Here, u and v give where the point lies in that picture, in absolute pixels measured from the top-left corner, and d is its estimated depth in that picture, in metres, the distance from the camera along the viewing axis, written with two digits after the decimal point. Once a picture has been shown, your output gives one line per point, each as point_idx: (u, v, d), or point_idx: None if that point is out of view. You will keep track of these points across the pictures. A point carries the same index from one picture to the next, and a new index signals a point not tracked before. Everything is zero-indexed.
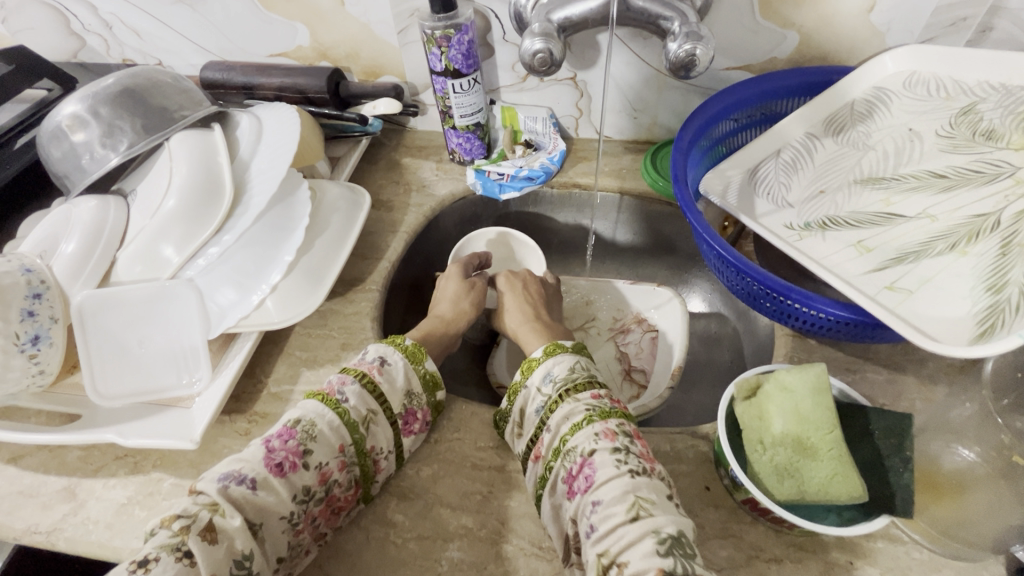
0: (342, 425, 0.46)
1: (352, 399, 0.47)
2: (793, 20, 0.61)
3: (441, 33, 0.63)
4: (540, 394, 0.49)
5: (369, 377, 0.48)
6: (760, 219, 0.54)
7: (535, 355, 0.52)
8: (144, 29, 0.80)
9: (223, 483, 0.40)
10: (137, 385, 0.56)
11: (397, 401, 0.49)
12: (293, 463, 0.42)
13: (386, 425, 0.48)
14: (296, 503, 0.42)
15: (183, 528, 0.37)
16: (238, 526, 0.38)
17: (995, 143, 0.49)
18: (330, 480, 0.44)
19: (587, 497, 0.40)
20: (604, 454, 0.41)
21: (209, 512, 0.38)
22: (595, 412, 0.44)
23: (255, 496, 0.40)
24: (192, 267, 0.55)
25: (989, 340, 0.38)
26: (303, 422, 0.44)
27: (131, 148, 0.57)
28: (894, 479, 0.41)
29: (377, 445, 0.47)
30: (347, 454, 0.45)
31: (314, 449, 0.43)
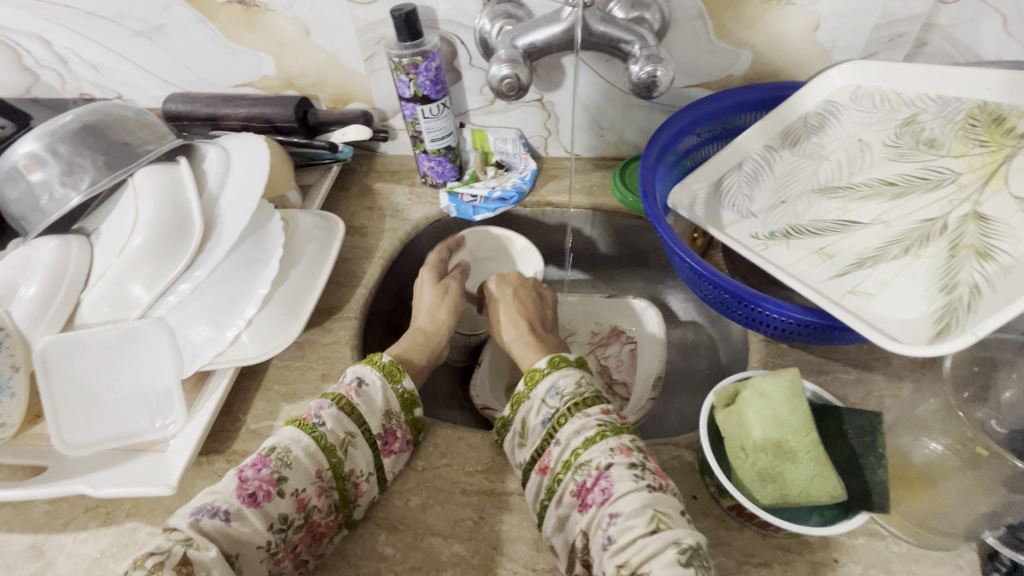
0: (318, 449, 0.46)
1: (328, 421, 0.47)
2: (746, 40, 0.64)
3: (408, 61, 0.64)
4: (545, 406, 0.49)
5: (346, 399, 0.49)
6: (727, 229, 0.56)
7: (540, 365, 0.52)
8: (102, 63, 0.78)
9: (194, 517, 0.40)
10: (108, 430, 0.54)
11: (375, 422, 0.49)
12: (267, 492, 0.43)
13: (365, 447, 0.48)
14: (273, 533, 0.42)
15: (158, 564, 0.36)
16: (214, 558, 0.38)
17: (937, 151, 0.52)
18: (307, 506, 0.44)
19: (605, 510, 0.41)
20: (621, 468, 0.42)
21: (183, 547, 0.38)
22: (609, 428, 0.45)
23: (227, 526, 0.40)
24: (162, 305, 0.54)
25: (945, 339, 0.40)
26: (277, 450, 0.45)
27: (93, 185, 0.56)
28: (871, 477, 0.42)
29: (356, 469, 0.47)
30: (324, 479, 0.45)
31: (288, 476, 0.44)
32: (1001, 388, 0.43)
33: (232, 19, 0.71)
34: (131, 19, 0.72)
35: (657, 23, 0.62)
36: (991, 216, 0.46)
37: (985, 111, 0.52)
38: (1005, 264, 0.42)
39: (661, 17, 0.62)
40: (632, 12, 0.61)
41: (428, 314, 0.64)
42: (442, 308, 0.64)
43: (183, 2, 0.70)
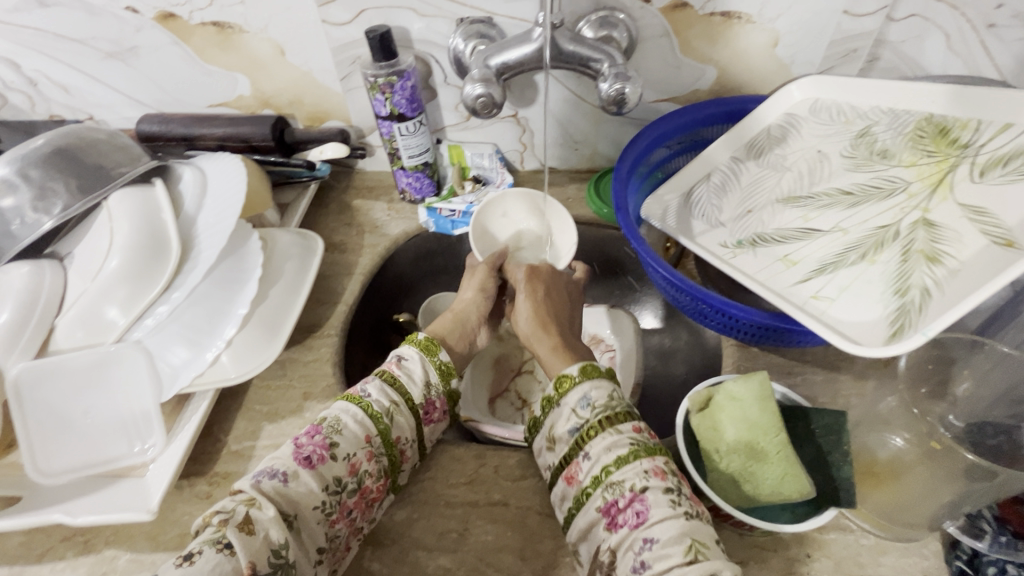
0: (366, 417, 0.47)
1: (374, 392, 0.49)
2: (709, 57, 0.67)
3: (384, 80, 0.65)
4: (574, 415, 0.47)
5: (388, 371, 0.51)
6: (698, 239, 0.58)
7: (571, 371, 0.50)
8: (73, 85, 0.78)
9: (256, 479, 0.42)
10: (84, 457, 0.53)
11: (417, 392, 0.51)
12: (321, 455, 0.44)
13: (409, 415, 0.50)
14: (328, 494, 0.44)
15: (222, 522, 0.38)
16: (272, 517, 0.40)
17: (889, 161, 0.55)
18: (359, 471, 0.45)
19: (639, 533, 0.39)
20: (657, 493, 0.41)
21: (244, 506, 0.40)
22: (642, 448, 0.43)
23: (287, 488, 0.42)
24: (139, 328, 0.54)
25: (900, 339, 0.43)
26: (328, 419, 0.47)
27: (66, 210, 0.55)
28: (837, 474, 0.45)
29: (401, 436, 0.49)
30: (374, 445, 0.47)
31: (340, 441, 0.45)
32: (957, 382, 0.46)
33: (206, 40, 0.71)
34: (102, 41, 0.72)
35: (625, 41, 0.64)
36: (939, 223, 0.48)
37: (932, 122, 0.54)
38: (952, 268, 0.45)
39: (628, 35, 0.64)
40: (601, 31, 0.64)
41: (458, 298, 0.65)
42: (470, 288, 0.65)
43: (155, 24, 0.70)
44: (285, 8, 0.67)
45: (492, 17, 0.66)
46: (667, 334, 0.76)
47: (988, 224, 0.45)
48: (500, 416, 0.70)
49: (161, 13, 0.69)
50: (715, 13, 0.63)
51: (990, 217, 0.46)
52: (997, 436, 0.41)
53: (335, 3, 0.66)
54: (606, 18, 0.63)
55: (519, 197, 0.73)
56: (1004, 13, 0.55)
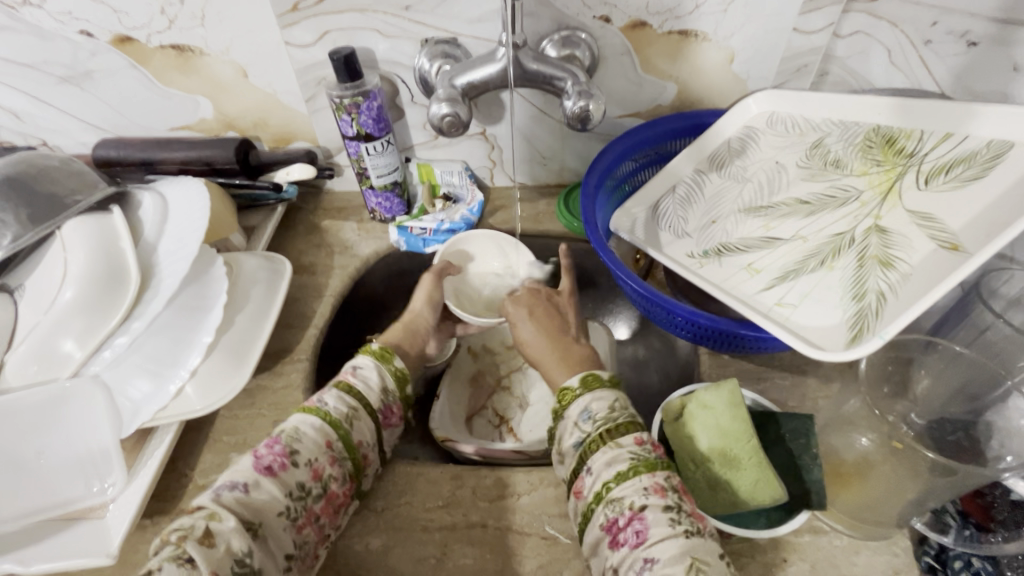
0: (325, 424, 0.47)
1: (331, 401, 0.48)
2: (670, 73, 0.69)
3: (349, 101, 0.65)
4: (578, 429, 0.46)
5: (344, 381, 0.51)
6: (665, 251, 0.60)
7: (573, 385, 0.50)
8: (22, 110, 0.75)
9: (215, 493, 0.40)
10: (34, 502, 0.50)
11: (374, 398, 0.51)
12: (282, 463, 0.43)
13: (367, 420, 0.50)
14: (292, 499, 0.43)
15: (181, 538, 0.36)
16: (234, 527, 0.38)
17: (842, 171, 0.57)
18: (323, 476, 0.45)
19: (639, 553, 0.39)
20: (657, 511, 0.40)
21: (205, 521, 0.38)
22: (642, 463, 0.42)
23: (248, 497, 0.41)
24: (97, 361, 0.52)
25: (859, 343, 0.44)
26: (286, 430, 0.46)
27: (16, 241, 0.52)
28: (807, 477, 0.47)
29: (363, 440, 0.49)
30: (336, 450, 0.46)
31: (300, 448, 0.44)
32: (915, 381, 0.48)
33: (165, 64, 0.70)
34: (54, 65, 0.70)
35: (587, 59, 0.66)
36: (890, 229, 0.50)
37: (880, 133, 0.56)
38: (904, 272, 0.47)
39: (591, 54, 0.66)
40: (564, 49, 0.65)
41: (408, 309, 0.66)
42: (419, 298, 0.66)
43: (111, 47, 0.68)
44: (246, 31, 0.66)
45: (457, 37, 0.66)
46: (641, 345, 0.77)
47: (935, 229, 0.48)
48: (477, 432, 0.69)
49: (117, 37, 0.67)
50: (674, 31, 0.65)
51: (936, 222, 0.48)
52: (957, 432, 0.45)
53: (297, 25, 0.65)
54: (569, 37, 0.65)
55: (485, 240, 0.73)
56: (939, 31, 0.55)
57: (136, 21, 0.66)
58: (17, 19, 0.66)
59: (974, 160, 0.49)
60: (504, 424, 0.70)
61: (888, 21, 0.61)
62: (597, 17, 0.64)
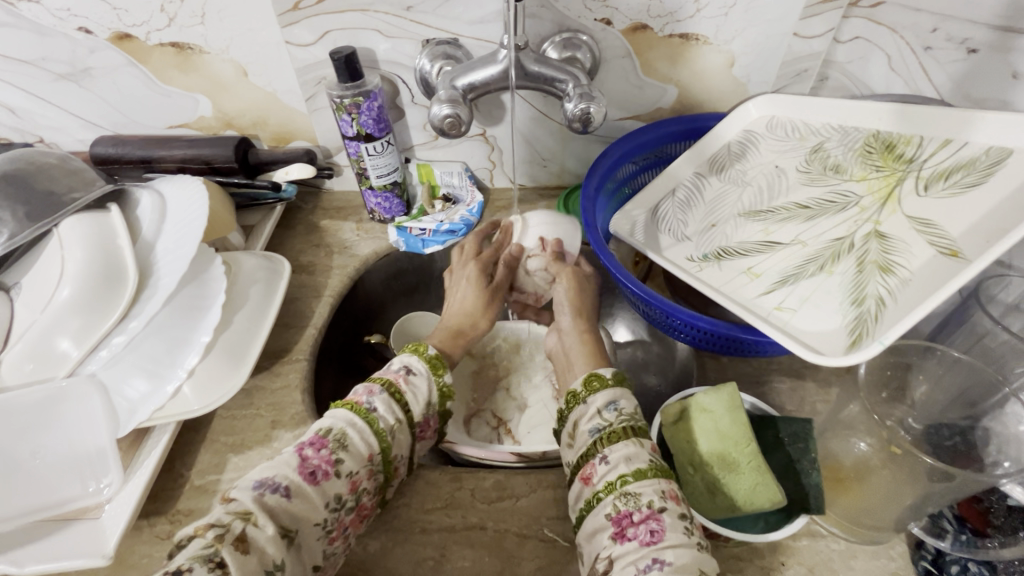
0: (370, 433, 0.46)
1: (380, 407, 0.47)
2: (670, 77, 0.69)
3: (350, 101, 0.64)
4: (598, 416, 0.47)
5: (395, 386, 0.49)
6: (665, 253, 0.60)
7: (608, 375, 0.50)
8: (20, 106, 0.74)
9: (258, 491, 0.40)
10: (30, 502, 0.50)
11: (418, 411, 0.50)
12: (326, 471, 0.43)
13: (407, 434, 0.49)
14: (329, 511, 0.42)
15: (218, 537, 0.37)
16: (271, 535, 0.39)
17: (842, 176, 0.57)
18: (358, 488, 0.44)
19: (651, 552, 0.38)
20: (673, 516, 0.40)
21: (242, 521, 0.38)
22: (661, 468, 0.43)
23: (289, 503, 0.41)
24: (94, 360, 0.51)
25: (858, 348, 0.44)
26: (335, 432, 0.45)
27: (12, 239, 0.52)
28: (806, 480, 0.46)
29: (400, 454, 0.48)
30: (375, 463, 0.46)
31: (345, 458, 0.44)
32: (913, 387, 0.48)
33: (164, 62, 0.69)
34: (52, 62, 0.69)
35: (588, 61, 0.66)
36: (890, 234, 0.50)
37: (880, 138, 0.57)
38: (903, 277, 0.47)
39: (592, 57, 0.66)
40: (565, 52, 0.65)
41: (449, 305, 0.66)
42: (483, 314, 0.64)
43: (110, 45, 0.68)
44: (247, 30, 0.66)
45: (458, 38, 0.66)
46: (639, 348, 0.77)
47: (935, 235, 0.48)
48: (475, 434, 0.68)
49: (116, 34, 0.67)
50: (674, 34, 0.65)
51: (936, 228, 0.48)
52: (954, 437, 0.45)
53: (297, 24, 0.65)
54: (570, 39, 0.65)
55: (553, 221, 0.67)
56: (939, 37, 0.55)
57: (136, 19, 0.65)
58: (15, 15, 0.65)
59: (974, 167, 0.49)
60: (503, 425, 0.69)
61: (888, 27, 0.61)
62: (598, 19, 0.64)
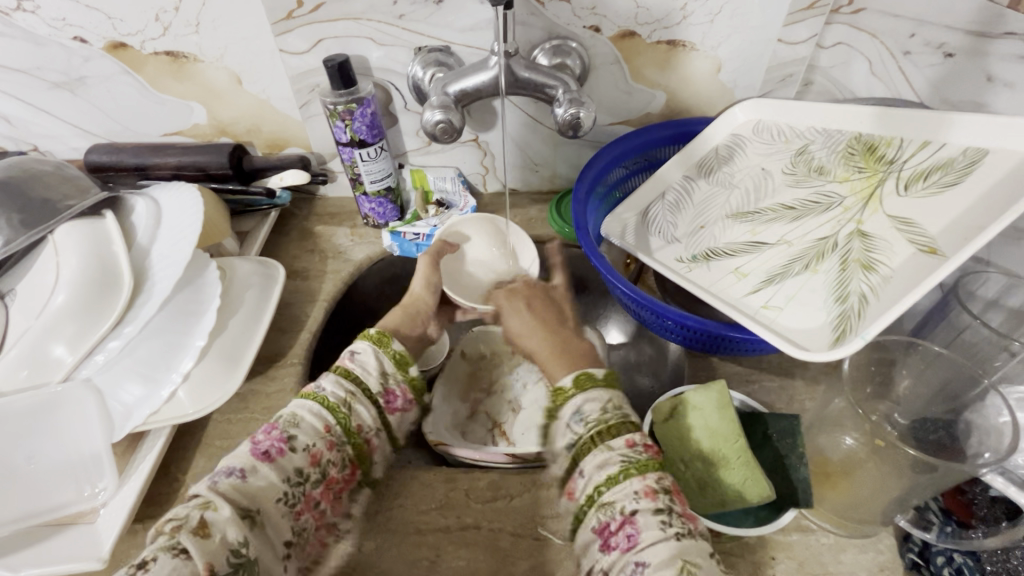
0: (322, 409, 0.47)
1: (328, 386, 0.49)
2: (658, 83, 0.70)
3: (343, 108, 0.65)
4: (570, 430, 0.47)
5: (340, 366, 0.51)
6: (655, 254, 0.61)
7: (565, 384, 0.50)
8: (15, 116, 0.75)
9: (212, 479, 0.41)
10: (25, 507, 0.50)
11: (374, 382, 0.51)
12: (280, 448, 0.44)
13: (366, 404, 0.50)
14: (289, 485, 0.43)
15: (176, 529, 0.37)
16: (229, 517, 0.39)
17: (825, 177, 0.58)
18: (321, 461, 0.45)
19: (631, 557, 0.39)
20: (647, 515, 0.40)
21: (199, 510, 0.38)
22: (632, 465, 0.42)
23: (244, 483, 0.41)
24: (88, 365, 0.51)
25: (842, 344, 0.46)
26: (284, 416, 0.47)
27: (7, 246, 0.52)
28: (794, 475, 0.47)
29: (363, 424, 0.49)
30: (334, 435, 0.47)
31: (297, 433, 0.45)
32: (897, 382, 0.50)
33: (159, 70, 0.70)
34: (47, 71, 0.70)
35: (578, 68, 0.67)
36: (872, 233, 0.52)
37: (862, 140, 0.58)
38: (886, 275, 0.48)
39: (582, 63, 0.67)
40: (555, 58, 0.66)
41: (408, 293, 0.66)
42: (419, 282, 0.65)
43: (104, 54, 0.68)
44: (242, 38, 0.67)
45: (449, 46, 0.68)
46: (631, 349, 0.77)
47: (915, 234, 0.49)
48: (471, 437, 0.68)
49: (110, 43, 0.67)
50: (662, 41, 0.66)
51: (915, 227, 0.49)
52: (938, 431, 0.46)
53: (292, 32, 0.66)
54: (560, 47, 0.66)
55: (473, 221, 0.73)
56: (917, 42, 0.57)
57: (131, 28, 0.66)
58: (10, 25, 0.66)
59: (950, 168, 0.50)
60: (497, 428, 0.70)
61: (869, 32, 0.62)
62: (587, 27, 0.65)
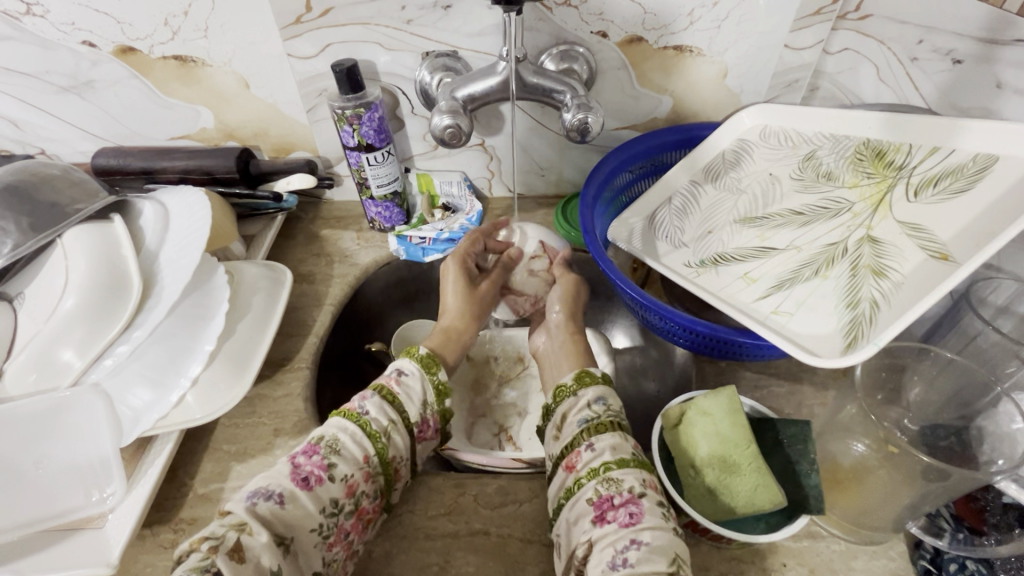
0: (363, 436, 0.47)
1: (371, 410, 0.48)
2: (665, 87, 0.70)
3: (352, 112, 0.65)
4: (587, 409, 0.49)
5: (387, 388, 0.50)
6: (663, 259, 0.61)
7: (568, 381, 0.53)
8: (23, 120, 0.75)
9: (250, 501, 0.41)
10: (34, 512, 0.50)
11: (414, 411, 0.51)
12: (319, 477, 0.44)
13: (404, 434, 0.49)
14: (325, 516, 0.43)
15: (212, 547, 0.38)
16: (265, 543, 0.39)
17: (834, 183, 0.59)
18: (356, 492, 0.45)
19: (628, 532, 0.40)
20: (651, 501, 0.42)
21: (235, 532, 0.39)
22: (644, 459, 0.45)
23: (282, 510, 0.41)
24: (97, 370, 0.51)
25: (854, 350, 0.46)
26: (326, 439, 0.46)
27: (16, 250, 0.52)
28: (805, 482, 0.47)
29: (398, 454, 0.48)
30: (371, 465, 0.46)
31: (338, 461, 0.45)
32: (907, 388, 0.49)
33: (167, 74, 0.70)
34: (56, 75, 0.70)
35: (585, 73, 0.67)
36: (882, 239, 0.52)
37: (870, 146, 0.58)
38: (896, 281, 0.48)
39: (589, 68, 0.67)
40: (562, 63, 0.66)
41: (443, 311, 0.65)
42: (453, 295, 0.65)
43: (113, 58, 0.69)
44: (250, 42, 0.67)
45: (457, 51, 0.68)
46: (638, 353, 0.77)
47: (925, 240, 0.49)
48: (477, 441, 0.68)
49: (119, 48, 0.68)
50: (669, 46, 0.67)
51: (926, 233, 0.49)
52: (948, 437, 0.46)
53: (300, 37, 0.66)
54: (567, 52, 0.66)
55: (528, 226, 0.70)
56: (925, 49, 0.57)
57: (140, 32, 0.66)
58: (20, 29, 0.66)
59: (961, 173, 0.50)
60: (503, 432, 0.70)
61: (876, 39, 0.63)
62: (595, 32, 0.65)
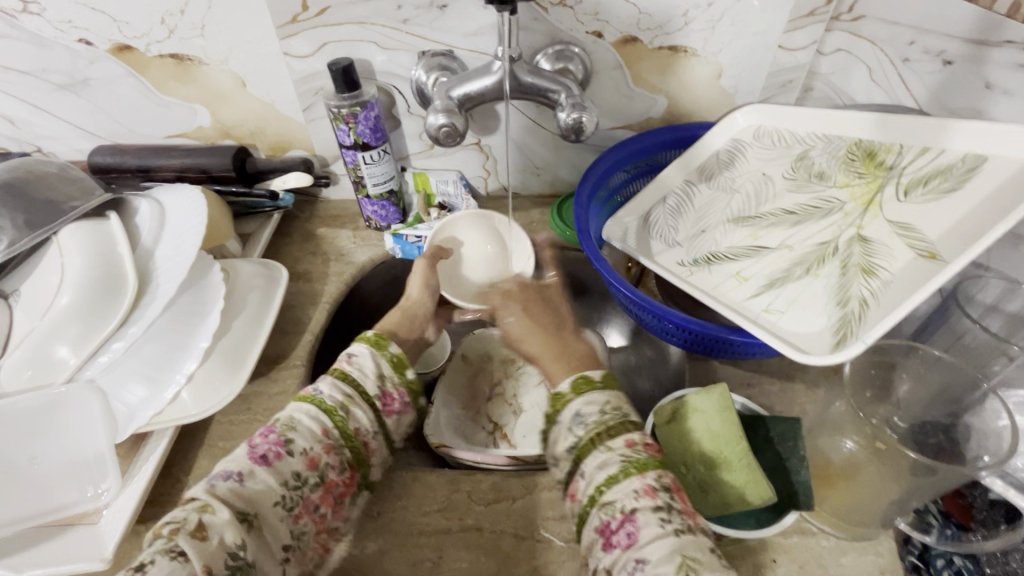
0: (320, 412, 0.48)
1: (324, 390, 0.49)
2: (660, 87, 0.71)
3: (347, 111, 0.66)
4: (570, 433, 0.46)
5: (338, 369, 0.51)
6: (656, 258, 0.62)
7: (563, 389, 0.49)
8: (19, 117, 0.75)
9: (210, 484, 0.41)
10: (28, 508, 0.50)
11: (372, 385, 0.51)
12: (277, 452, 0.44)
13: (364, 407, 0.50)
14: (288, 489, 0.43)
15: (174, 530, 0.38)
16: (227, 520, 0.39)
17: (825, 182, 0.59)
18: (319, 465, 0.45)
19: (630, 555, 0.39)
20: (647, 512, 0.40)
21: (197, 513, 0.39)
22: (632, 465, 0.42)
23: (242, 486, 0.42)
24: (93, 367, 0.51)
25: (843, 348, 0.46)
26: (281, 420, 0.47)
27: (12, 246, 0.52)
28: (795, 479, 0.47)
29: (360, 427, 0.49)
30: (331, 437, 0.47)
31: (294, 437, 0.45)
32: (897, 386, 0.50)
33: (163, 72, 0.70)
34: (52, 73, 0.70)
35: (580, 73, 0.68)
36: (872, 238, 0.52)
37: (862, 146, 0.58)
38: (886, 279, 0.48)
39: (584, 68, 0.68)
40: (557, 63, 0.67)
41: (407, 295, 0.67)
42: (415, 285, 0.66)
43: (109, 56, 0.69)
44: (246, 41, 0.68)
45: (453, 50, 0.68)
46: (632, 352, 0.78)
47: (915, 239, 0.49)
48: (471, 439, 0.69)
49: (116, 46, 0.68)
50: (664, 47, 0.67)
51: (916, 232, 0.50)
52: (937, 435, 0.46)
53: (296, 36, 0.67)
54: (562, 51, 0.67)
55: (472, 221, 0.74)
56: (916, 50, 0.57)
57: (136, 31, 0.66)
58: (17, 27, 0.66)
59: (950, 173, 0.51)
60: (498, 430, 0.71)
61: (867, 40, 0.63)
62: (590, 32, 0.66)
